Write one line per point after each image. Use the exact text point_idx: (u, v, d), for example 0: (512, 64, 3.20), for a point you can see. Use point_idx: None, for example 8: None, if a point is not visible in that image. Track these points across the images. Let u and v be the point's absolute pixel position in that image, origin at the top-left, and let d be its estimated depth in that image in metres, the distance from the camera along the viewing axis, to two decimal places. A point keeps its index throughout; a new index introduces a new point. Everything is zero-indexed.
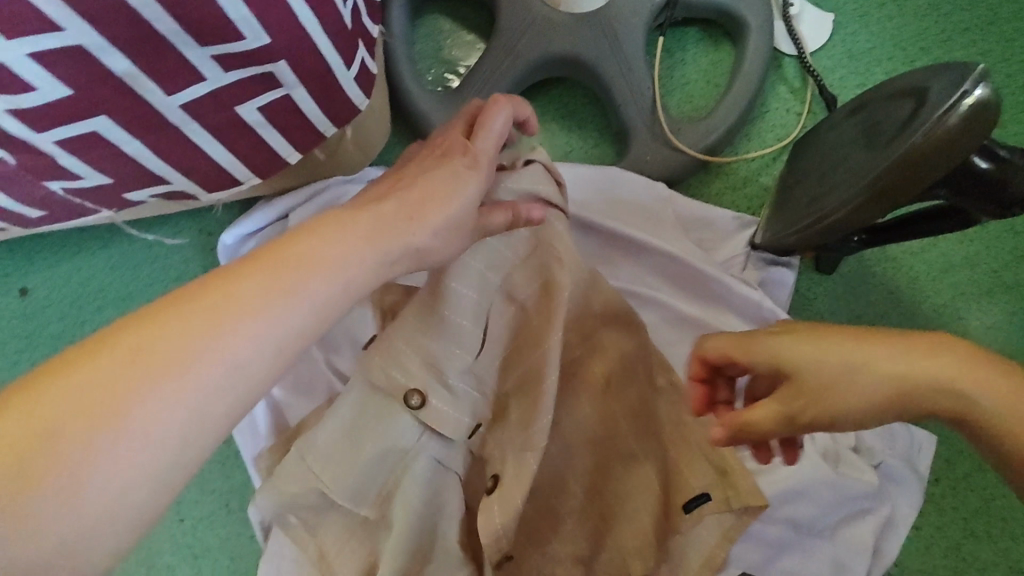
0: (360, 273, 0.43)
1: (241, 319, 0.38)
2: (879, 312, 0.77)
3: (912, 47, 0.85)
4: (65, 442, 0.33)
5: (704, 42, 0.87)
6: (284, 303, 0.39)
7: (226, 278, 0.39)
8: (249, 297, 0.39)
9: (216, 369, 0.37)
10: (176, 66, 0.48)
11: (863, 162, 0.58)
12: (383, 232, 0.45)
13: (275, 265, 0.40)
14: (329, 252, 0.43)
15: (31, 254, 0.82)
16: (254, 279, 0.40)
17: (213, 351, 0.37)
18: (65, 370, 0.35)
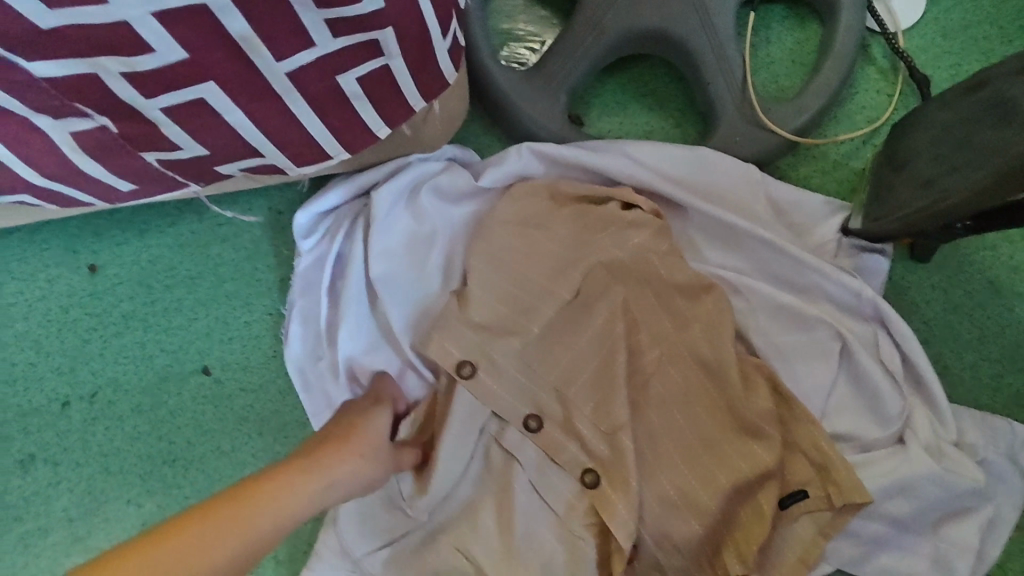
0: (343, 491, 0.61)
1: (259, 525, 0.54)
2: (978, 303, 0.73)
3: (1010, 25, 0.80)
4: None
5: (791, 20, 0.82)
6: (274, 523, 0.55)
7: (249, 495, 0.55)
8: (272, 512, 0.55)
9: (212, 574, 0.50)
10: (288, 31, 0.46)
11: (1000, 140, 0.55)
12: (358, 444, 0.63)
13: (301, 487, 0.58)
14: (322, 474, 0.59)
15: (100, 231, 0.80)
16: (308, 472, 0.58)
17: (257, 528, 0.54)
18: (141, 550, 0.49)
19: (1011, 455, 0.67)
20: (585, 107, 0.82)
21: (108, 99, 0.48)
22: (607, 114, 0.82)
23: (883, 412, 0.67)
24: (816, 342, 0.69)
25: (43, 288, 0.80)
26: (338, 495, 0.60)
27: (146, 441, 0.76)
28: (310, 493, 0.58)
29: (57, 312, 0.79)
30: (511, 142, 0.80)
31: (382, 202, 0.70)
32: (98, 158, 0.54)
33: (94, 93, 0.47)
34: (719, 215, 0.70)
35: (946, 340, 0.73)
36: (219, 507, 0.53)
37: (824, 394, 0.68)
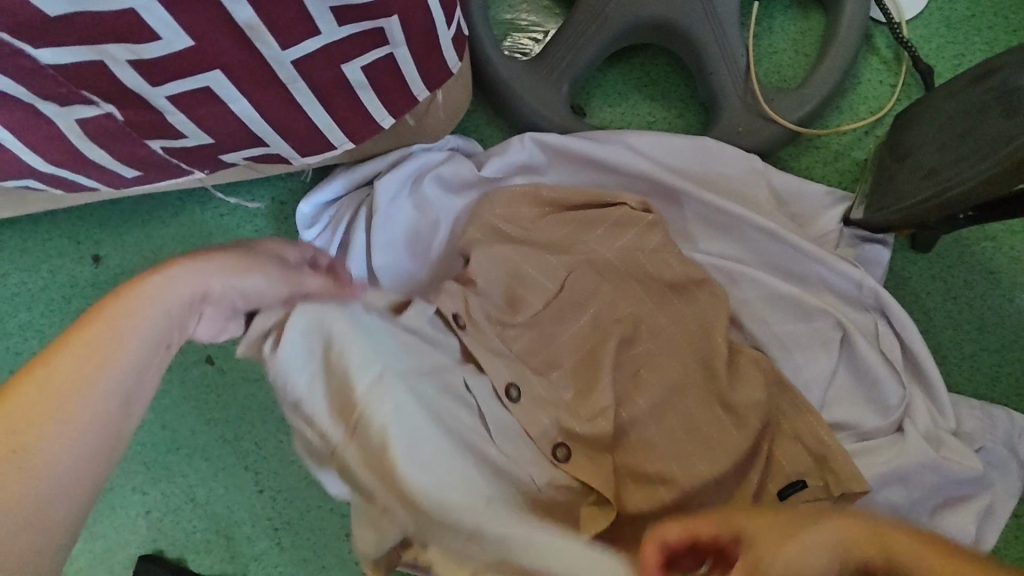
0: (176, 296, 0.45)
1: (48, 406, 0.40)
2: (977, 293, 0.74)
3: (1014, 16, 0.80)
4: None
5: (794, 9, 0.82)
6: (75, 406, 0.40)
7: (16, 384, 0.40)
8: (57, 386, 0.40)
9: (72, 442, 0.40)
10: (295, 18, 0.46)
11: (1003, 129, 0.56)
12: (166, 292, 0.45)
13: (81, 348, 0.42)
14: (139, 303, 0.44)
15: (102, 221, 0.80)
16: (83, 333, 0.42)
17: (58, 409, 0.40)
18: None
19: (1006, 442, 0.68)
20: (586, 97, 0.82)
21: (114, 86, 0.48)
22: (609, 105, 0.82)
23: (883, 401, 0.67)
24: (816, 331, 0.69)
25: (46, 277, 0.80)
26: (179, 304, 0.45)
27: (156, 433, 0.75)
28: (118, 350, 0.43)
29: (60, 301, 0.79)
30: (513, 132, 0.80)
31: (385, 192, 0.70)
32: (103, 145, 0.54)
33: (100, 79, 0.47)
34: (721, 205, 0.71)
35: (946, 330, 0.74)
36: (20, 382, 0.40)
37: (824, 383, 0.69)
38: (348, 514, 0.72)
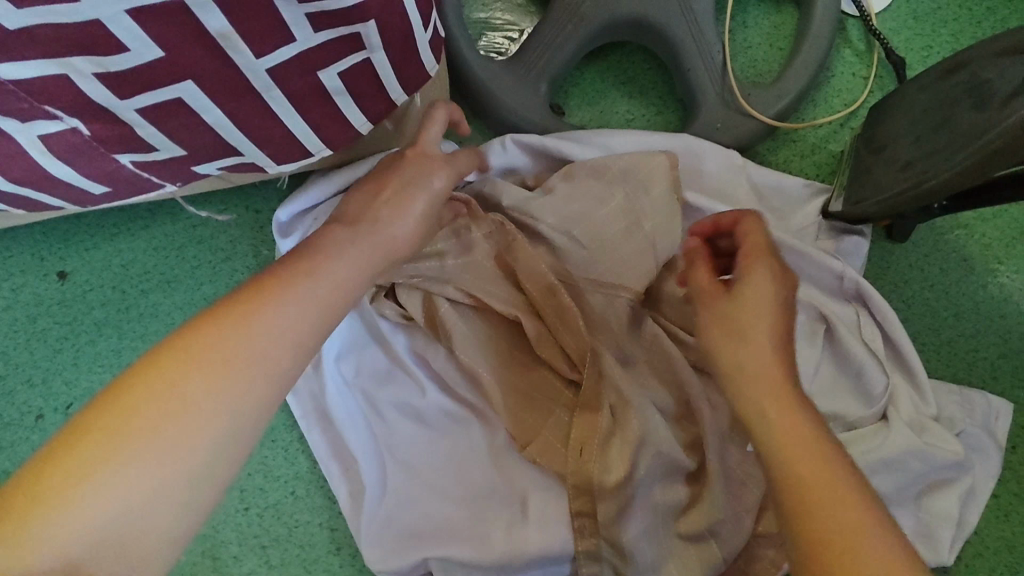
0: (359, 265, 0.50)
1: (200, 389, 0.40)
2: (952, 280, 0.75)
3: (977, 7, 0.82)
4: (150, 437, 0.38)
5: (767, 4, 0.83)
6: (226, 376, 0.41)
7: (222, 313, 0.43)
8: (255, 314, 0.43)
9: (262, 369, 0.42)
10: (267, 25, 0.44)
11: (975, 122, 0.57)
12: (364, 243, 0.51)
13: (277, 292, 0.45)
14: (322, 267, 0.48)
15: (68, 236, 0.77)
16: (289, 277, 0.46)
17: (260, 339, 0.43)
18: (142, 377, 0.40)
19: (984, 424, 0.70)
20: (564, 97, 0.81)
21: (80, 99, 0.45)
22: (587, 104, 0.81)
23: (867, 390, 0.68)
24: (801, 324, 0.70)
25: (9, 297, 0.76)
26: (344, 294, 0.48)
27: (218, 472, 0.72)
28: (270, 326, 0.43)
29: (25, 322, 0.76)
30: (492, 134, 0.79)
31: None
32: (69, 161, 0.51)
33: (63, 94, 0.45)
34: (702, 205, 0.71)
35: (924, 318, 0.75)
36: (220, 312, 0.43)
37: (810, 375, 0.69)
38: (337, 528, 0.71)
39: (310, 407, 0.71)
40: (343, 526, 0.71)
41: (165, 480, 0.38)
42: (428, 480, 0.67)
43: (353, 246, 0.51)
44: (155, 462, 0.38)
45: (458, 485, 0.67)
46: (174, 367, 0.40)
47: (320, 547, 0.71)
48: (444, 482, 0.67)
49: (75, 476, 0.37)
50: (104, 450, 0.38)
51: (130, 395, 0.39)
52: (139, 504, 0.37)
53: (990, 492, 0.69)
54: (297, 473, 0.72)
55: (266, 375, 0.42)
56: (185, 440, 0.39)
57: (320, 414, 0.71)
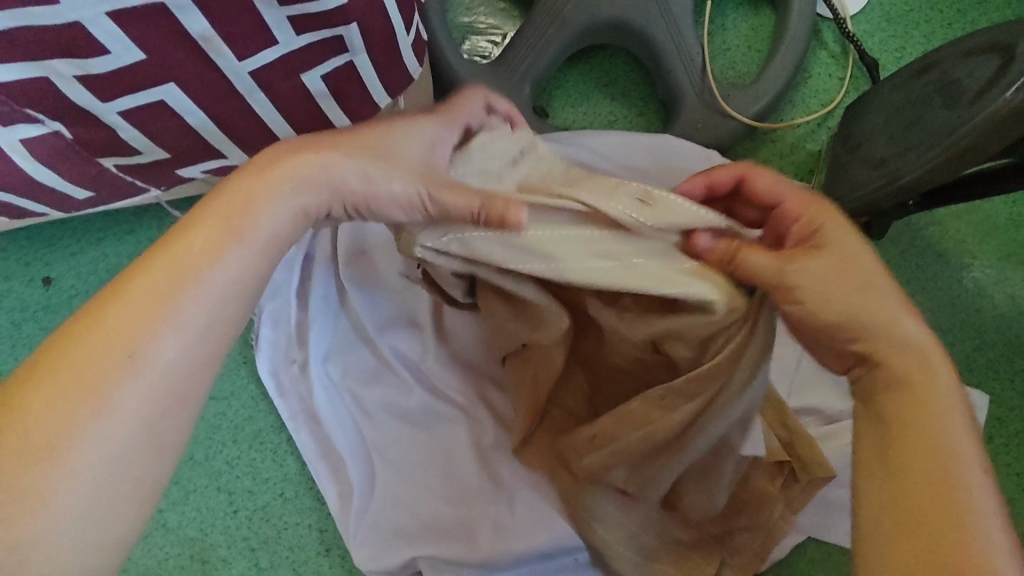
0: (299, 205, 0.41)
1: (134, 344, 0.35)
2: (928, 276, 0.77)
3: (948, 10, 0.84)
4: (56, 442, 0.34)
5: (744, 7, 0.84)
6: (165, 326, 0.36)
7: (128, 283, 0.36)
8: (164, 282, 0.36)
9: (180, 344, 0.36)
10: (249, 28, 0.45)
11: (946, 119, 0.58)
12: (308, 169, 0.41)
13: (188, 251, 0.37)
14: (250, 208, 0.40)
15: (52, 243, 0.77)
16: (206, 225, 0.38)
17: (174, 314, 0.36)
18: (39, 370, 0.35)
19: None
20: (547, 99, 0.82)
21: (62, 102, 0.46)
22: (570, 105, 0.82)
23: (846, 383, 0.69)
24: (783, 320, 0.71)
25: None
26: (294, 218, 0.41)
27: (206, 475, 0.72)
28: (184, 296, 0.37)
29: (9, 328, 0.76)
30: None
31: None
32: (52, 165, 0.52)
33: (46, 97, 0.45)
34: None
35: None
36: (129, 277, 0.37)
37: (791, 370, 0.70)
38: (326, 529, 0.71)
39: (298, 409, 0.71)
40: (332, 527, 0.71)
41: (109, 450, 0.34)
42: (415, 477, 0.67)
43: (301, 173, 0.41)
44: (98, 432, 0.34)
45: (445, 483, 0.67)
46: (86, 345, 0.35)
47: (309, 549, 0.71)
48: (431, 480, 0.67)
49: None
50: (33, 428, 0.34)
51: (32, 391, 0.34)
52: (85, 481, 0.34)
53: None
54: (286, 475, 0.72)
55: (213, 315, 0.37)
56: (125, 400, 0.35)
57: (308, 415, 0.71)
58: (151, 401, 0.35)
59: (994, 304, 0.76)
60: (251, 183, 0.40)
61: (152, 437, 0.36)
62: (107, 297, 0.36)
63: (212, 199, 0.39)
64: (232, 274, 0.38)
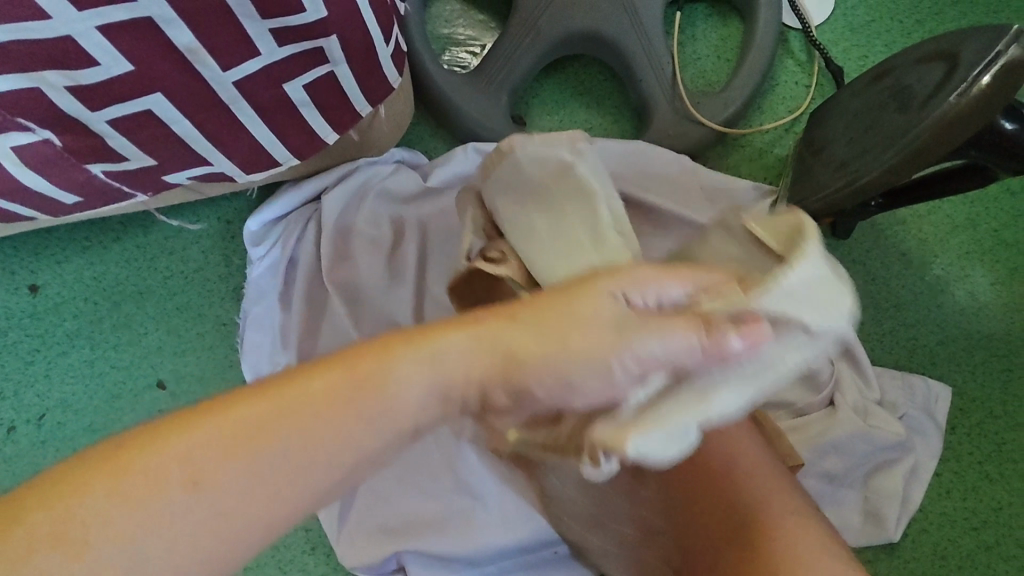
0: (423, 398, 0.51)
1: (295, 451, 0.47)
2: (892, 273, 0.80)
3: (907, 20, 0.88)
4: (212, 474, 0.44)
5: (714, 18, 0.88)
6: (317, 451, 0.47)
7: (313, 375, 0.48)
8: (339, 389, 0.48)
9: (330, 445, 0.47)
10: (233, 39, 0.47)
11: (898, 123, 0.61)
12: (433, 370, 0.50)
13: (364, 369, 0.49)
14: (399, 394, 0.50)
15: (39, 250, 0.78)
16: (387, 355, 0.50)
17: (334, 419, 0.48)
18: (235, 407, 0.46)
19: (924, 408, 0.74)
20: (525, 107, 0.85)
21: (53, 112, 0.47)
22: (547, 113, 0.85)
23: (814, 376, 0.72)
24: None
25: None
26: (416, 399, 0.50)
27: None
28: (341, 405, 0.48)
29: None
30: (456, 143, 0.83)
31: (332, 209, 0.72)
32: (41, 172, 0.53)
33: (37, 106, 0.47)
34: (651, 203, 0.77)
35: (868, 309, 0.79)
36: (319, 374, 0.48)
37: None
38: (312, 528, 0.72)
39: None
40: (317, 526, 0.72)
41: (240, 499, 0.45)
42: (398, 476, 0.69)
43: (443, 361, 0.50)
44: (244, 480, 0.45)
45: (429, 481, 0.69)
46: (273, 403, 0.47)
47: (294, 547, 0.72)
48: (414, 477, 0.69)
49: (156, 478, 0.43)
50: (207, 451, 0.45)
51: (220, 419, 0.45)
52: (213, 515, 0.44)
53: (933, 470, 0.74)
54: None
55: (348, 452, 0.48)
56: (276, 490, 0.46)
57: None
58: (286, 503, 0.47)
59: (955, 300, 0.79)
60: (407, 342, 0.50)
61: (274, 517, 0.46)
62: (305, 378, 0.48)
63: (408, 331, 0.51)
64: (377, 419, 0.49)
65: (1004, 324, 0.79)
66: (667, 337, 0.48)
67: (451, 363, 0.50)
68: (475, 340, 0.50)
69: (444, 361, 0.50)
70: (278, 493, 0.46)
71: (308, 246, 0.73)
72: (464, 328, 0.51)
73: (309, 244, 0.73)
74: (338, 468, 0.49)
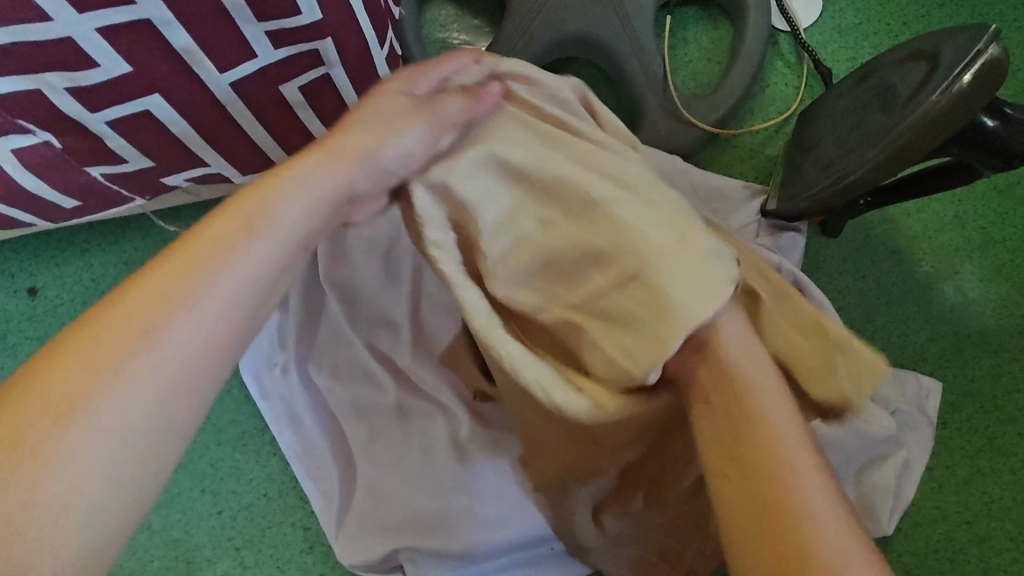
0: (315, 207, 0.44)
1: (160, 332, 0.37)
2: (882, 271, 0.81)
3: (895, 22, 0.89)
4: (63, 406, 0.35)
5: (704, 21, 0.89)
6: (186, 322, 0.38)
7: (163, 262, 0.39)
8: (197, 267, 0.39)
9: (194, 321, 0.38)
10: (231, 42, 0.48)
11: (884, 122, 0.63)
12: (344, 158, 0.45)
13: (208, 244, 0.40)
14: (271, 205, 0.42)
15: (39, 253, 0.79)
16: (228, 231, 0.40)
17: (194, 297, 0.38)
18: (75, 333, 0.37)
19: (913, 403, 0.75)
20: None
21: (54, 114, 0.48)
22: None
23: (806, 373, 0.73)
24: None
25: None
26: (298, 215, 0.43)
27: (192, 478, 0.74)
28: (206, 288, 0.39)
29: None
30: None
31: None
32: (42, 174, 0.54)
33: (38, 108, 0.48)
34: None
35: (859, 306, 0.80)
36: (167, 260, 0.39)
37: None
38: (311, 527, 0.73)
39: (280, 409, 0.73)
40: (315, 524, 0.73)
41: (115, 431, 0.35)
42: (395, 474, 0.70)
43: (338, 154, 0.45)
44: (109, 404, 0.35)
45: (426, 478, 0.69)
46: (118, 312, 0.37)
47: (292, 546, 0.72)
48: (411, 475, 0.70)
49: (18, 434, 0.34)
50: (63, 386, 0.35)
51: (69, 349, 0.36)
52: (85, 466, 0.34)
53: (925, 464, 0.74)
54: (269, 475, 0.74)
55: (243, 276, 0.40)
56: (145, 392, 0.36)
57: (290, 416, 0.73)
58: (180, 395, 0.37)
59: (944, 297, 0.80)
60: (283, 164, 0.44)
61: (166, 419, 0.37)
62: (146, 271, 0.39)
63: (239, 200, 0.42)
64: (252, 246, 0.41)
65: (993, 321, 0.80)
66: (394, 139, 0.46)
67: (317, 184, 0.44)
68: (332, 177, 0.45)
69: (307, 171, 0.44)
70: (158, 395, 0.36)
71: None
72: (321, 146, 0.45)
73: None
74: (221, 334, 0.39)
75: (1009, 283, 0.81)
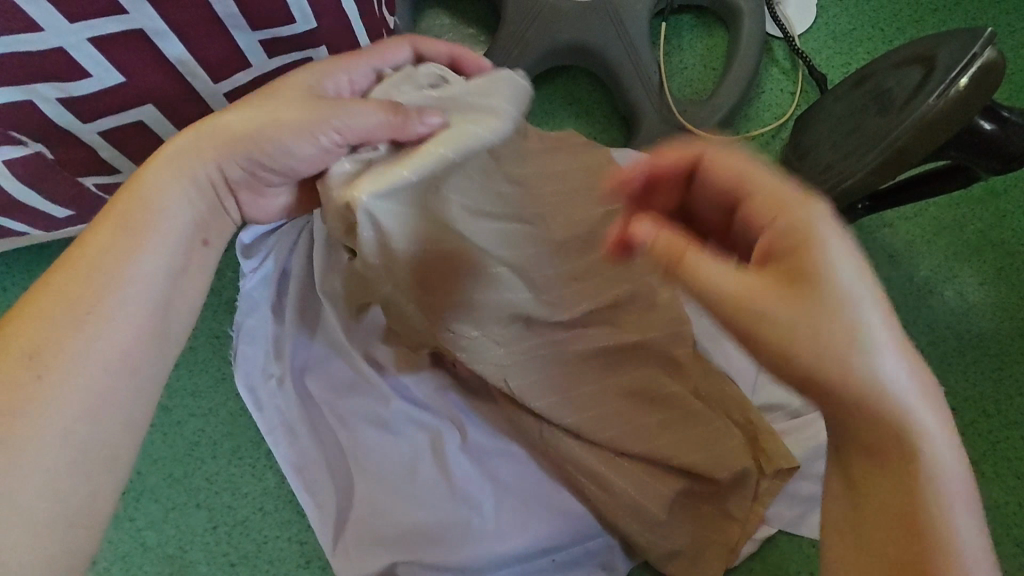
0: (196, 198, 0.48)
1: (98, 299, 0.42)
2: (881, 275, 0.81)
3: (888, 28, 0.89)
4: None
5: (699, 28, 0.90)
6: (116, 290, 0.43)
7: (58, 275, 0.42)
8: (97, 274, 0.42)
9: (109, 321, 0.42)
10: (224, 53, 0.48)
11: (881, 125, 0.62)
12: (228, 140, 0.48)
13: (101, 250, 0.43)
14: (151, 202, 0.46)
15: (32, 266, 0.78)
16: (115, 233, 0.44)
17: (105, 299, 0.42)
18: None
19: None
20: None
21: (45, 125, 0.48)
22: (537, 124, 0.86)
23: None
24: None
25: None
26: (182, 210, 0.47)
27: (186, 492, 0.73)
28: (117, 290, 0.43)
29: None
30: None
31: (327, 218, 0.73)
32: (36, 187, 0.52)
33: (29, 119, 0.47)
34: None
35: None
36: (61, 271, 0.42)
37: (755, 370, 0.72)
38: (307, 541, 0.71)
39: (276, 422, 0.71)
40: (312, 538, 0.71)
41: (55, 431, 0.39)
42: (393, 485, 0.69)
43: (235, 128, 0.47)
44: (45, 415, 0.39)
45: (423, 490, 0.69)
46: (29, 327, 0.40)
47: (289, 561, 0.71)
48: (409, 487, 0.69)
49: None
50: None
51: None
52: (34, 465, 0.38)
53: None
54: (265, 489, 0.73)
55: (145, 269, 0.44)
56: (73, 387, 0.40)
57: (287, 428, 0.71)
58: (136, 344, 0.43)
59: (943, 301, 0.80)
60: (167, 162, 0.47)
61: (104, 405, 0.41)
62: (45, 285, 0.42)
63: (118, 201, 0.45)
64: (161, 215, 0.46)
65: (993, 325, 0.79)
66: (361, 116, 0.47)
67: (193, 169, 0.47)
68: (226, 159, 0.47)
69: (195, 150, 0.47)
70: (110, 352, 0.42)
71: (300, 258, 0.75)
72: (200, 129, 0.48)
73: (301, 256, 0.75)
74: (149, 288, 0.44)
75: (1008, 286, 0.80)
